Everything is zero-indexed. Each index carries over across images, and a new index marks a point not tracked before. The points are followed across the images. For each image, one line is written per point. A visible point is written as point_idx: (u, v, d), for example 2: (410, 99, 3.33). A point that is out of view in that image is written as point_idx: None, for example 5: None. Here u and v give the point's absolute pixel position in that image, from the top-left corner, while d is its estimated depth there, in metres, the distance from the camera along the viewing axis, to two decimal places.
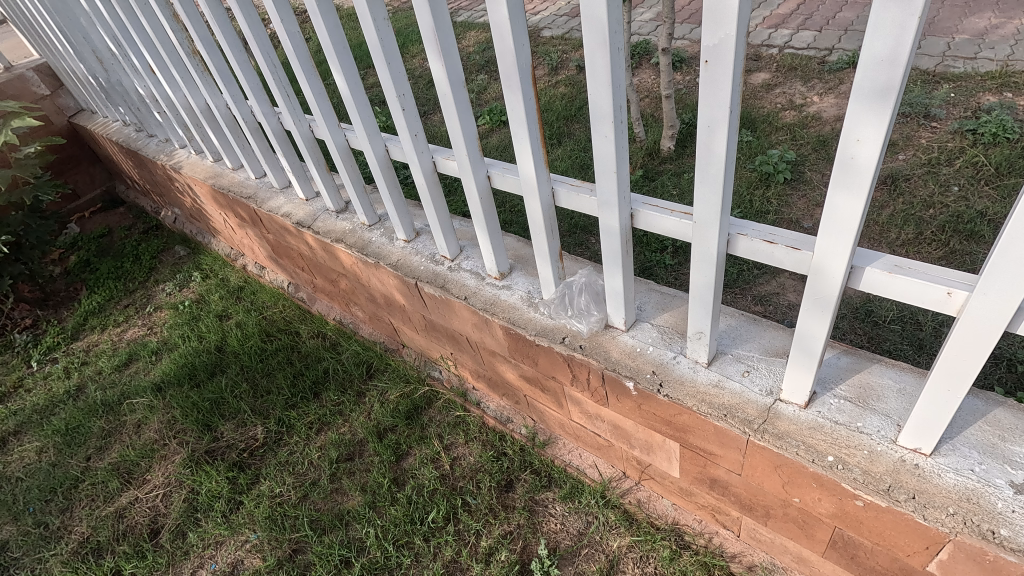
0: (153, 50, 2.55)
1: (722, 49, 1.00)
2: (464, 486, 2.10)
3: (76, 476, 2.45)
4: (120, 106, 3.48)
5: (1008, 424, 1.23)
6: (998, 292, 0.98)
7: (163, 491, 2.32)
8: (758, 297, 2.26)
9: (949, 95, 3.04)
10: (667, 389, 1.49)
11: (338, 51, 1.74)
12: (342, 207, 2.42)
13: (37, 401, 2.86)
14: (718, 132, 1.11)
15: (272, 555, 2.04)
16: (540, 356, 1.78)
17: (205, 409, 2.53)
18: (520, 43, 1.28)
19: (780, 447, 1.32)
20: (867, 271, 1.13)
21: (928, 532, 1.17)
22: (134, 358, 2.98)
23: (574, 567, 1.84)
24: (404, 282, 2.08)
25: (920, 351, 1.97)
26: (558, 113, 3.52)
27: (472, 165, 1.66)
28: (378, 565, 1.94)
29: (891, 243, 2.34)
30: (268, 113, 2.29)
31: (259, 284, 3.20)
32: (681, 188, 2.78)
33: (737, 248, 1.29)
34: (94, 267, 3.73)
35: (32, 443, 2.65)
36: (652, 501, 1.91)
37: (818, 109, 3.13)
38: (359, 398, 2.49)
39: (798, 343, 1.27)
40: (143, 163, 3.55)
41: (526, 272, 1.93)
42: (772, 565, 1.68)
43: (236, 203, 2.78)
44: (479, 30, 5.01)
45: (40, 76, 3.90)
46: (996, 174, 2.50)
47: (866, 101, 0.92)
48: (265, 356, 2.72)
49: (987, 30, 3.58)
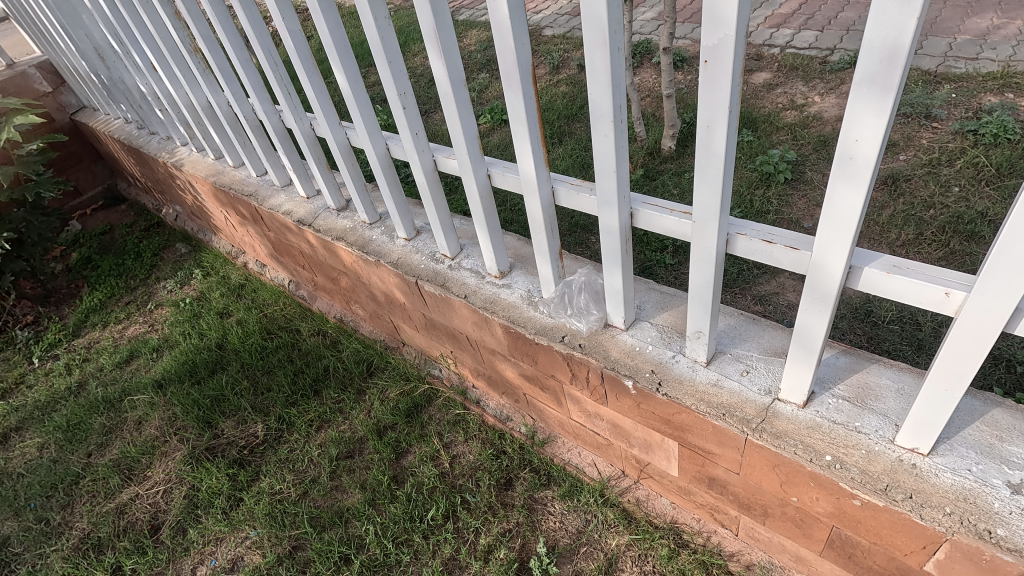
0: (155, 48, 2.55)
1: (721, 49, 1.00)
2: (463, 484, 2.10)
3: (77, 472, 2.45)
4: (122, 104, 3.49)
5: (1006, 424, 1.23)
6: (995, 292, 0.98)
7: (164, 487, 2.33)
8: (757, 296, 2.27)
9: (950, 95, 3.04)
10: (666, 388, 1.49)
11: (339, 49, 1.74)
12: (342, 205, 2.42)
13: (38, 397, 2.87)
14: (717, 132, 1.11)
15: (272, 551, 2.04)
16: (540, 354, 1.79)
17: (205, 406, 2.53)
18: (520, 41, 1.29)
19: (779, 447, 1.32)
20: (866, 271, 1.13)
21: (925, 531, 1.18)
22: (134, 355, 2.99)
23: (572, 566, 1.84)
24: (405, 280, 2.09)
25: (919, 351, 1.98)
26: (559, 112, 3.52)
27: (472, 164, 1.66)
28: (378, 562, 1.95)
29: (891, 243, 2.35)
30: (269, 110, 2.29)
31: (260, 281, 3.20)
32: (681, 187, 2.79)
33: (736, 248, 1.30)
34: (95, 264, 3.73)
35: (33, 439, 2.66)
36: (651, 500, 1.91)
37: (819, 109, 3.13)
38: (359, 396, 2.49)
39: (797, 343, 1.28)
40: (144, 160, 3.56)
41: (526, 271, 1.94)
42: (770, 564, 1.69)
43: (237, 200, 2.79)
44: (480, 28, 5.01)
45: (42, 73, 3.91)
46: (997, 174, 2.50)
47: (865, 101, 0.93)
48: (265, 354, 2.73)
49: (989, 31, 3.58)
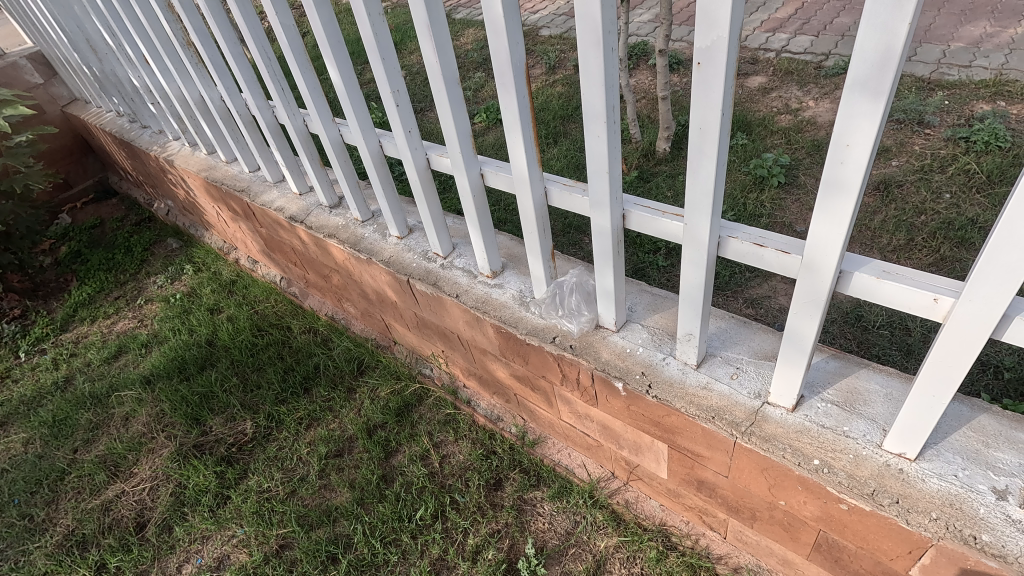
0: (147, 41, 2.53)
1: (714, 52, 1.00)
2: (452, 484, 2.10)
3: (62, 468, 2.43)
4: (114, 96, 3.46)
5: (993, 430, 1.24)
6: (985, 298, 0.98)
7: (150, 484, 2.30)
8: (749, 299, 2.27)
9: (943, 102, 3.06)
10: (656, 390, 1.49)
11: (333, 45, 1.73)
12: (335, 202, 2.41)
13: (24, 392, 2.84)
14: (709, 135, 1.10)
15: (259, 550, 2.03)
16: (531, 355, 1.78)
17: (194, 403, 2.52)
18: (514, 41, 1.28)
19: (768, 450, 1.32)
20: (856, 275, 1.13)
21: (911, 536, 1.18)
22: (123, 351, 2.96)
23: (560, 567, 1.84)
24: (397, 278, 2.07)
25: (908, 356, 1.99)
26: (555, 112, 3.52)
27: (465, 163, 1.65)
28: (365, 562, 1.94)
29: (882, 248, 2.36)
30: (262, 106, 2.27)
31: (251, 278, 3.18)
32: (675, 189, 2.79)
33: (728, 251, 1.29)
34: (85, 258, 3.70)
35: (18, 434, 2.63)
36: (640, 502, 1.91)
37: (814, 113, 3.14)
38: (350, 394, 2.48)
39: (786, 347, 1.28)
40: (137, 154, 3.52)
41: (518, 271, 1.93)
42: (757, 567, 1.69)
43: (230, 196, 2.77)
44: (476, 27, 4.99)
45: (34, 64, 3.86)
46: (988, 182, 2.52)
47: (857, 105, 0.93)
48: (256, 351, 2.71)
49: (982, 39, 3.60)
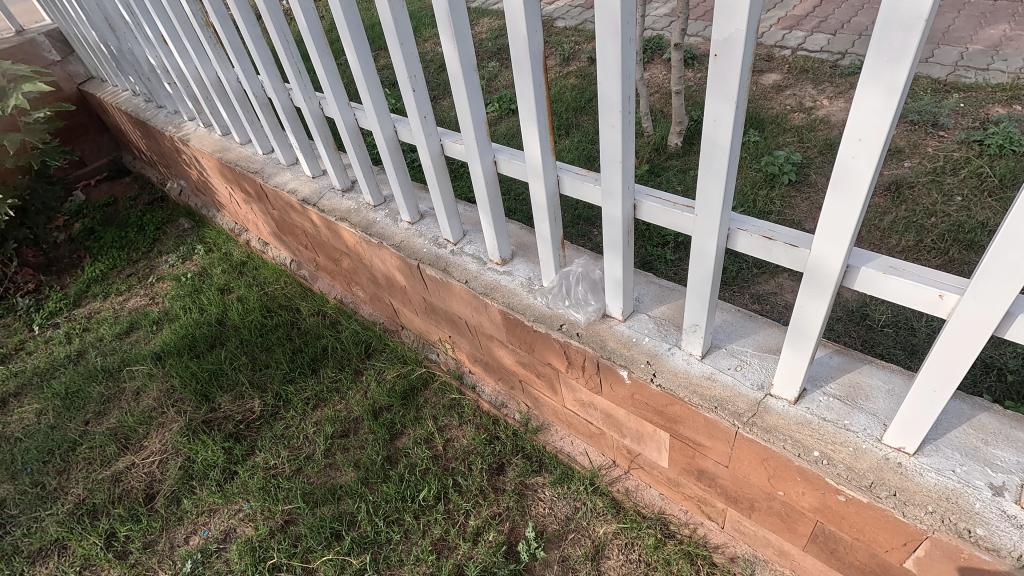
0: (166, 20, 2.54)
1: (731, 44, 1.02)
2: (455, 467, 2.13)
3: (74, 439, 2.48)
4: (132, 75, 3.48)
5: (992, 428, 1.26)
6: (988, 294, 0.99)
7: (159, 457, 2.35)
8: (755, 295, 2.28)
9: (958, 104, 3.05)
10: (660, 379, 1.51)
11: (352, 30, 1.74)
12: (348, 186, 2.43)
13: (38, 363, 2.90)
14: (723, 128, 1.12)
15: (264, 524, 2.07)
16: (536, 342, 1.81)
17: (204, 380, 2.56)
18: (533, 29, 1.29)
19: (768, 440, 1.34)
20: (862, 270, 1.15)
21: (906, 528, 1.20)
22: (135, 327, 3.01)
23: (559, 551, 1.87)
24: (407, 263, 2.10)
25: (911, 355, 2.00)
26: (568, 104, 3.52)
27: (479, 150, 1.67)
28: (367, 540, 1.98)
29: (891, 248, 2.36)
30: (279, 88, 2.28)
31: (262, 259, 3.21)
32: (685, 184, 2.80)
33: (737, 243, 1.31)
34: (98, 235, 3.74)
35: (31, 405, 2.68)
36: (640, 490, 1.94)
37: (827, 112, 3.13)
38: (357, 376, 2.52)
39: (792, 338, 1.29)
40: (151, 133, 3.55)
41: (527, 259, 1.95)
42: (754, 558, 1.72)
43: (243, 177, 2.80)
44: (493, 17, 4.98)
45: (51, 41, 3.91)
46: (1000, 185, 2.52)
47: (870, 103, 0.94)
48: (265, 332, 2.74)
49: (1002, 42, 3.58)
